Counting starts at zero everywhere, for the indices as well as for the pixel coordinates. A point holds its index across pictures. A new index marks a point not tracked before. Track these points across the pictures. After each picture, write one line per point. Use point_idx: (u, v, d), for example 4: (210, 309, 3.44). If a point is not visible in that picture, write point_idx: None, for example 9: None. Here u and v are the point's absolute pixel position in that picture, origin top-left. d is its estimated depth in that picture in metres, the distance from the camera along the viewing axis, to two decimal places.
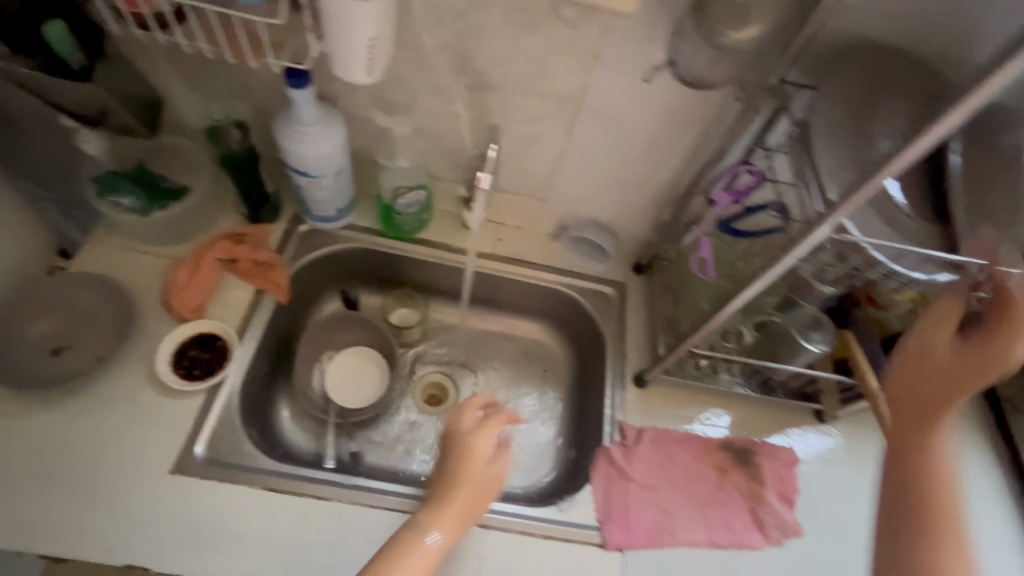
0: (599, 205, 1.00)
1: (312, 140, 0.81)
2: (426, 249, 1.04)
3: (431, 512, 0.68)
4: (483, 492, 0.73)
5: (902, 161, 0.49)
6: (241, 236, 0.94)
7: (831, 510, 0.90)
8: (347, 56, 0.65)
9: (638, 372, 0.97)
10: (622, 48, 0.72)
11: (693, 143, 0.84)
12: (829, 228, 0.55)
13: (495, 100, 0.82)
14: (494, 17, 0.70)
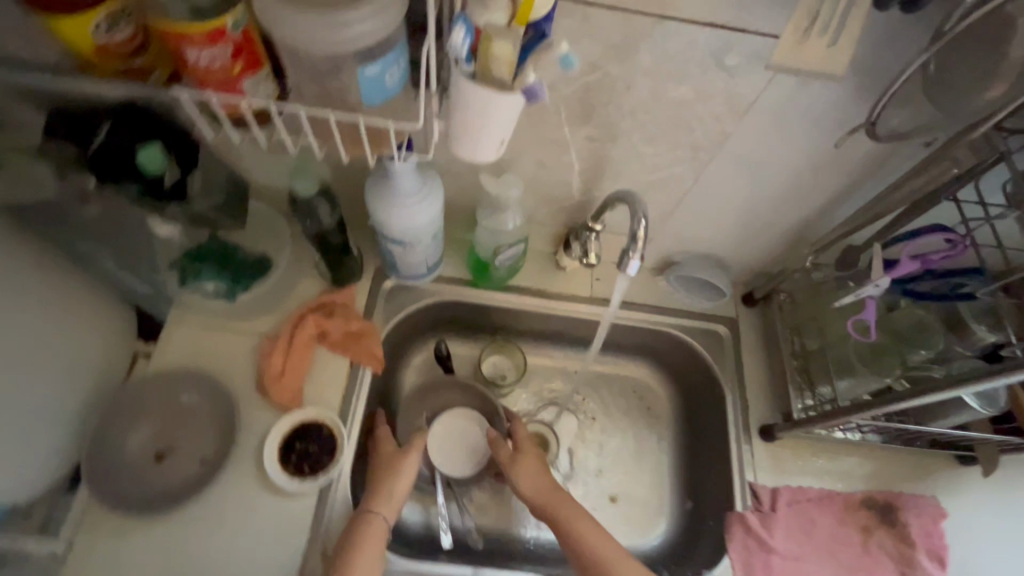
0: (713, 242, 0.90)
1: (412, 211, 0.72)
2: (519, 297, 0.95)
3: (367, 498, 0.76)
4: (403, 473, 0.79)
5: None
6: (328, 306, 0.86)
7: (987, 567, 0.84)
8: (477, 141, 0.54)
9: (765, 425, 0.89)
10: (786, 97, 0.60)
11: (845, 184, 0.73)
12: None
13: (617, 150, 0.71)
14: (635, 68, 0.59)
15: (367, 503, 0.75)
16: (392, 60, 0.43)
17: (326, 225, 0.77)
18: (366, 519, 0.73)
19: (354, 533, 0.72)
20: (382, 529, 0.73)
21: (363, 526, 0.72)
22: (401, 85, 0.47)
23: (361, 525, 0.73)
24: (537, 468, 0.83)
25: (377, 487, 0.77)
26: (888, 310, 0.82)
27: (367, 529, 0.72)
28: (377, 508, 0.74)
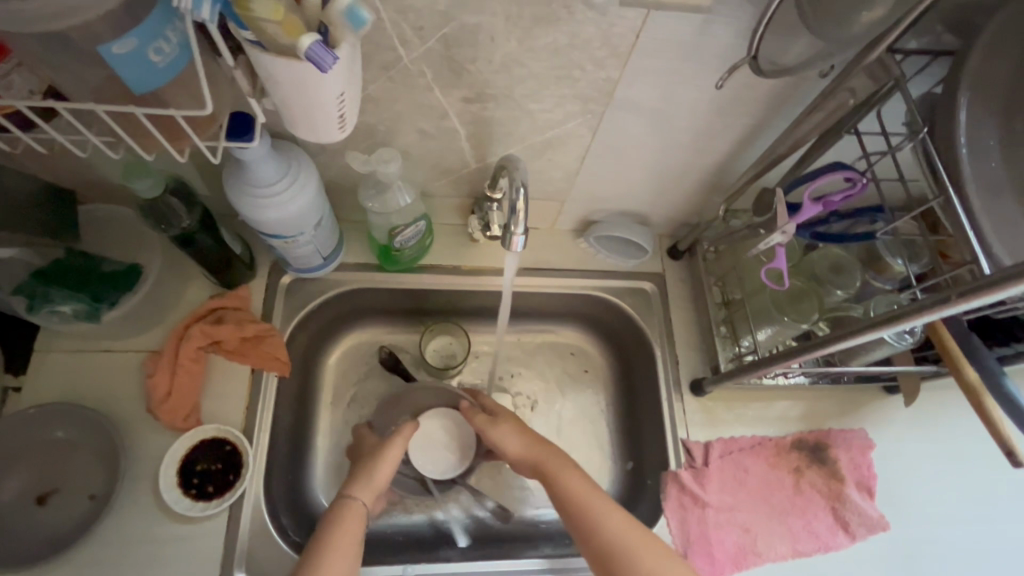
0: (628, 198, 0.85)
1: (280, 203, 0.64)
2: (432, 277, 0.89)
3: (345, 484, 0.71)
4: (387, 460, 0.74)
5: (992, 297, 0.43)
6: (217, 313, 0.78)
7: (915, 491, 0.86)
8: (312, 121, 0.46)
9: (695, 379, 0.88)
10: (668, 34, 0.54)
11: (749, 125, 0.68)
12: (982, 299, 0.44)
13: (500, 110, 0.64)
14: (495, 14, 0.51)
15: (342, 490, 0.70)
16: (151, 31, 0.35)
17: (189, 226, 0.68)
18: (342, 507, 0.67)
19: (327, 522, 0.66)
20: (359, 513, 0.67)
21: (339, 514, 0.66)
22: (180, 65, 0.38)
23: (338, 512, 0.67)
24: (518, 421, 0.77)
25: (361, 476, 0.72)
26: (807, 252, 0.80)
27: (342, 514, 0.66)
28: (354, 493, 0.69)
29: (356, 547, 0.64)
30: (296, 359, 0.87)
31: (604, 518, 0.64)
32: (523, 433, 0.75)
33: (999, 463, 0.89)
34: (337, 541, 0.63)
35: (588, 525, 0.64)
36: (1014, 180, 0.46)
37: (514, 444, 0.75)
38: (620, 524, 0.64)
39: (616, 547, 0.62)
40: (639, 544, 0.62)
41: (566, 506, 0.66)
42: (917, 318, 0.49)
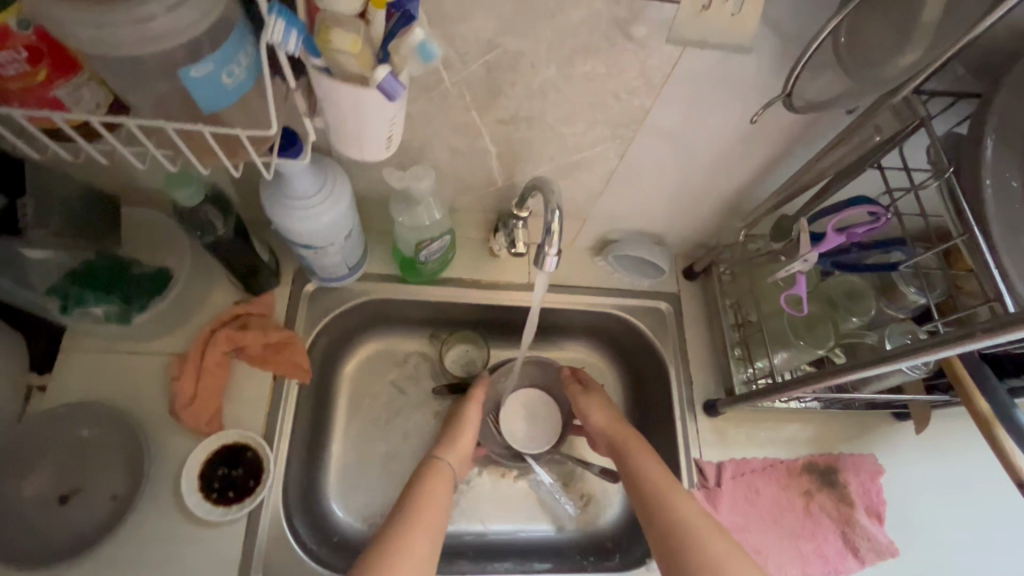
0: (649, 219, 0.87)
1: (314, 215, 0.65)
2: (453, 289, 0.90)
3: (437, 445, 0.78)
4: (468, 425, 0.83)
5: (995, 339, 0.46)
6: (243, 319, 0.79)
7: (923, 518, 0.87)
8: (358, 141, 0.48)
9: (709, 400, 0.89)
10: (703, 67, 0.56)
11: (772, 154, 0.69)
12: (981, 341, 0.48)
13: (532, 132, 0.66)
14: (537, 43, 0.53)
15: (435, 451, 0.77)
16: (226, 56, 0.36)
17: (223, 233, 0.69)
18: (434, 465, 0.75)
19: (422, 477, 0.72)
20: (447, 474, 0.74)
21: (432, 470, 0.73)
22: (247, 85, 0.39)
23: (430, 470, 0.74)
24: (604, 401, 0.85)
25: (450, 440, 0.79)
26: (823, 278, 0.81)
27: (433, 470, 0.74)
28: (445, 455, 0.77)
29: (444, 502, 0.70)
30: (314, 366, 0.88)
31: (680, 503, 0.68)
32: (611, 417, 0.83)
33: (1006, 492, 0.90)
34: (430, 492, 0.70)
35: (661, 506, 0.69)
36: None
37: (602, 420, 0.83)
38: (693, 512, 0.67)
39: (688, 530, 0.66)
40: (708, 533, 0.65)
41: (644, 488, 0.72)
42: (932, 352, 0.51)
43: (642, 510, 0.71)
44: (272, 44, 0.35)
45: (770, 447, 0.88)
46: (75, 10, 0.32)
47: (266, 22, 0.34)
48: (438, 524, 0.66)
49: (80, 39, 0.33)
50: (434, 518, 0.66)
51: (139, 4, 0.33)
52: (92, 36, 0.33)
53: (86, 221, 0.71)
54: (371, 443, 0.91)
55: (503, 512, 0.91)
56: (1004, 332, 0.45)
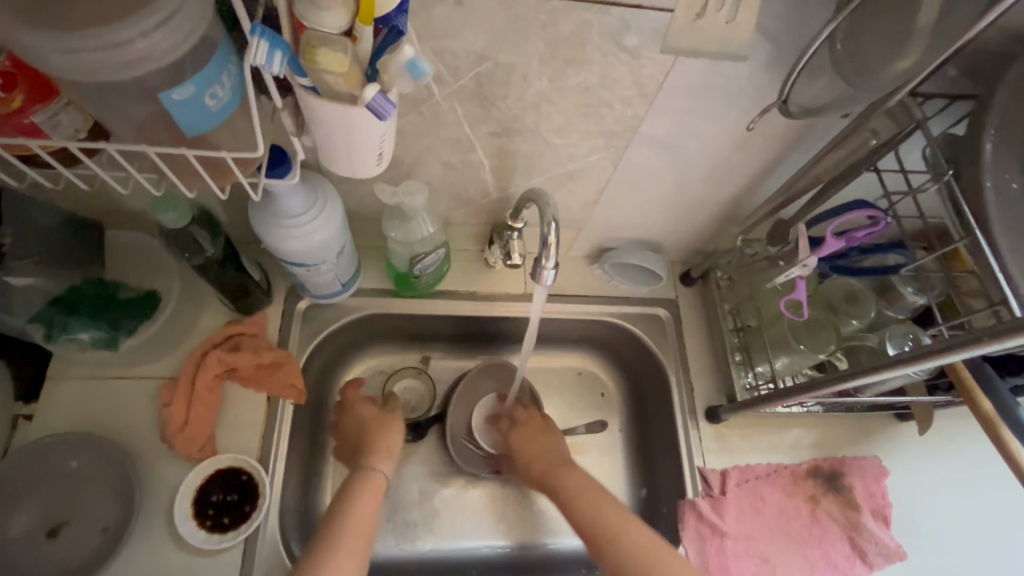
0: (644, 227, 0.86)
1: (306, 232, 0.64)
2: (448, 303, 0.89)
3: (364, 458, 0.76)
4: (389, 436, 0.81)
5: (988, 347, 0.47)
6: (235, 340, 0.77)
7: (930, 519, 0.86)
8: (350, 158, 0.46)
9: (711, 407, 0.88)
10: (696, 75, 0.55)
11: (767, 160, 0.69)
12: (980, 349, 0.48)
13: (525, 144, 0.65)
14: (529, 55, 0.52)
15: (365, 462, 0.75)
16: (208, 77, 0.35)
17: (211, 255, 0.68)
18: (365, 474, 0.73)
19: (349, 486, 0.71)
20: (380, 481, 0.73)
21: (362, 479, 0.72)
22: (232, 107, 0.38)
23: (362, 479, 0.72)
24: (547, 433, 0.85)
25: (374, 450, 0.77)
26: (821, 282, 0.81)
27: (365, 479, 0.72)
28: (375, 465, 0.75)
29: (371, 508, 0.69)
30: (310, 386, 0.86)
31: (630, 531, 0.68)
32: (546, 446, 0.83)
33: (1011, 489, 0.89)
34: (360, 500, 0.69)
35: (613, 539, 0.68)
36: None
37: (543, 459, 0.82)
38: (647, 539, 0.67)
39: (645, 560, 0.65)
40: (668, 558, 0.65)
41: (591, 522, 0.71)
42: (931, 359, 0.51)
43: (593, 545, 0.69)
44: (256, 65, 0.33)
45: (774, 453, 0.87)
46: (49, 35, 0.31)
47: (250, 44, 0.33)
48: (366, 531, 0.66)
49: (56, 65, 0.32)
50: (362, 527, 0.66)
51: (116, 28, 0.31)
52: (67, 61, 0.32)
53: (71, 244, 0.70)
54: None
55: (505, 528, 0.89)
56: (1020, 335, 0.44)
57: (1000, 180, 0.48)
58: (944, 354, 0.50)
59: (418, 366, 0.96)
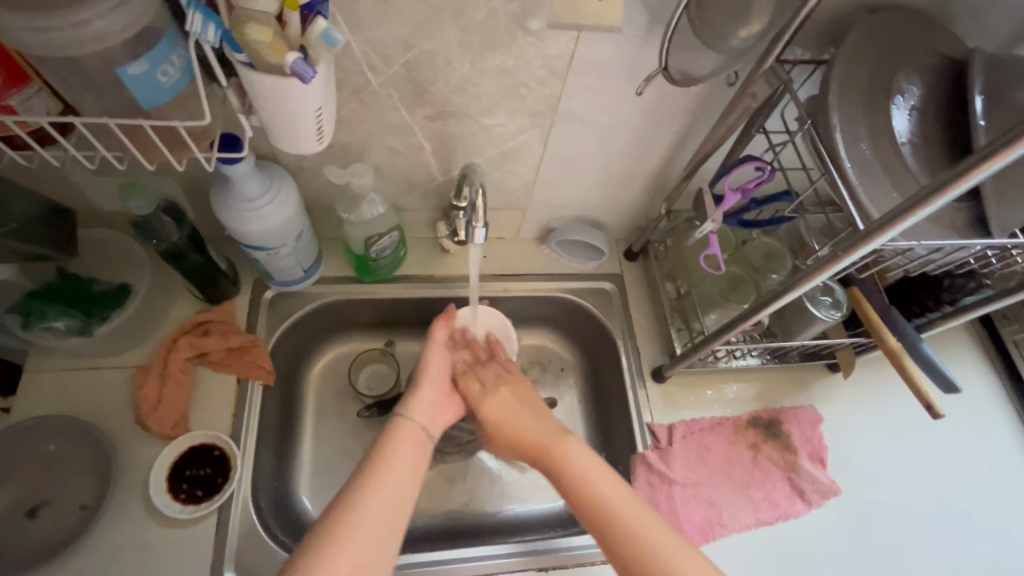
0: (584, 205, 0.94)
1: (263, 215, 0.70)
2: (408, 287, 0.95)
3: (401, 403, 0.76)
4: (431, 372, 0.80)
5: (846, 263, 0.55)
6: (204, 326, 0.83)
7: (863, 459, 0.93)
8: (293, 135, 0.53)
9: (655, 367, 0.95)
10: (596, 53, 0.64)
11: (678, 131, 0.78)
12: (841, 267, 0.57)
13: (459, 127, 0.73)
14: (449, 42, 0.60)
15: (398, 411, 0.74)
16: (159, 56, 0.42)
17: (177, 241, 0.74)
18: (399, 423, 0.72)
19: (387, 438, 0.70)
20: (415, 432, 0.71)
21: (397, 430, 0.70)
22: (183, 83, 0.45)
23: (395, 429, 0.71)
24: (520, 394, 0.80)
25: (410, 399, 0.76)
26: (742, 244, 0.89)
27: (398, 434, 0.70)
28: (409, 414, 0.74)
29: (407, 461, 0.68)
30: (280, 371, 0.91)
31: (600, 483, 0.68)
32: (513, 404, 0.79)
33: (934, 428, 0.97)
34: (394, 455, 0.67)
35: (583, 492, 0.68)
36: (882, 160, 0.56)
37: (528, 424, 0.76)
38: (608, 489, 0.67)
39: (608, 513, 0.66)
40: (629, 509, 0.66)
41: (568, 479, 0.69)
42: (810, 279, 0.60)
43: (572, 502, 0.69)
44: (194, 34, 0.41)
45: (718, 407, 0.94)
46: (21, 18, 0.38)
47: (189, 19, 0.40)
48: (406, 493, 0.65)
49: (28, 43, 0.39)
50: (396, 488, 0.64)
51: (78, 10, 0.39)
52: (37, 39, 0.39)
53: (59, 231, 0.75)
54: (340, 442, 0.94)
55: (472, 496, 0.95)
56: (892, 225, 0.50)
57: (851, 123, 0.56)
58: (818, 275, 0.59)
59: (383, 349, 1.01)
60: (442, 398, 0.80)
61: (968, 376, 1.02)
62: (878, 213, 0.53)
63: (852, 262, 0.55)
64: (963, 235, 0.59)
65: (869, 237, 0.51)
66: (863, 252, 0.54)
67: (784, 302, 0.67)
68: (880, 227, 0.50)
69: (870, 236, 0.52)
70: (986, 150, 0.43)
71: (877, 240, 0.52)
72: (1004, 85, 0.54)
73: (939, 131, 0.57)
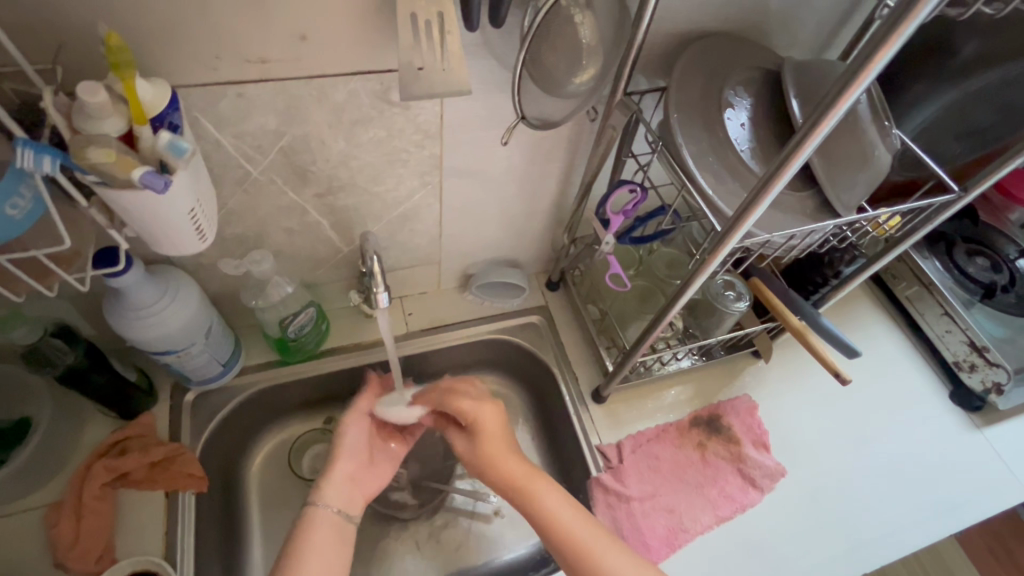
0: (494, 247, 0.97)
1: (158, 320, 0.68)
2: (336, 359, 0.94)
3: (315, 487, 0.71)
4: (349, 442, 0.77)
5: (709, 267, 0.61)
6: (121, 444, 0.78)
7: (802, 436, 0.98)
8: (172, 240, 0.53)
9: (594, 389, 0.97)
10: (462, 113, 0.68)
11: (562, 168, 0.83)
12: (713, 267, 0.62)
13: (351, 198, 0.75)
14: (320, 124, 0.63)
15: (311, 495, 0.70)
16: (6, 192, 0.42)
17: (74, 362, 0.71)
18: (312, 513, 0.68)
19: (300, 533, 0.67)
20: (327, 521, 0.68)
21: (310, 521, 0.68)
22: (38, 213, 0.45)
23: (305, 521, 0.68)
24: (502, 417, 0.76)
25: (323, 478, 0.72)
26: (645, 257, 0.95)
27: (313, 525, 0.67)
28: (323, 498, 0.69)
29: (328, 556, 0.65)
30: (214, 473, 0.86)
31: (565, 517, 0.69)
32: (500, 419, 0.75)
33: (856, 391, 1.04)
34: (309, 548, 0.65)
35: (573, 548, 0.67)
36: (726, 167, 0.62)
37: (506, 464, 0.72)
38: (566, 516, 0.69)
39: (591, 554, 0.66)
40: (599, 542, 0.67)
41: (541, 518, 0.69)
42: (693, 282, 0.65)
43: (547, 542, 0.69)
44: (30, 168, 0.41)
45: (663, 416, 0.97)
46: None
47: (21, 155, 0.41)
48: None
49: None
50: None
51: None
52: None
53: None
54: (291, 536, 0.89)
55: (440, 560, 0.92)
56: (738, 227, 0.55)
57: (694, 139, 0.62)
58: (695, 278, 0.64)
59: (322, 428, 0.98)
60: (361, 469, 0.76)
61: (878, 336, 1.11)
62: (730, 211, 0.59)
63: (721, 260, 0.60)
64: (818, 217, 0.65)
65: (718, 248, 0.58)
66: (725, 252, 0.59)
67: (681, 305, 0.72)
68: (733, 224, 0.55)
69: (724, 237, 0.57)
70: (803, 131, 0.47)
71: (727, 248, 0.58)
72: (812, 85, 0.62)
73: (769, 133, 0.65)
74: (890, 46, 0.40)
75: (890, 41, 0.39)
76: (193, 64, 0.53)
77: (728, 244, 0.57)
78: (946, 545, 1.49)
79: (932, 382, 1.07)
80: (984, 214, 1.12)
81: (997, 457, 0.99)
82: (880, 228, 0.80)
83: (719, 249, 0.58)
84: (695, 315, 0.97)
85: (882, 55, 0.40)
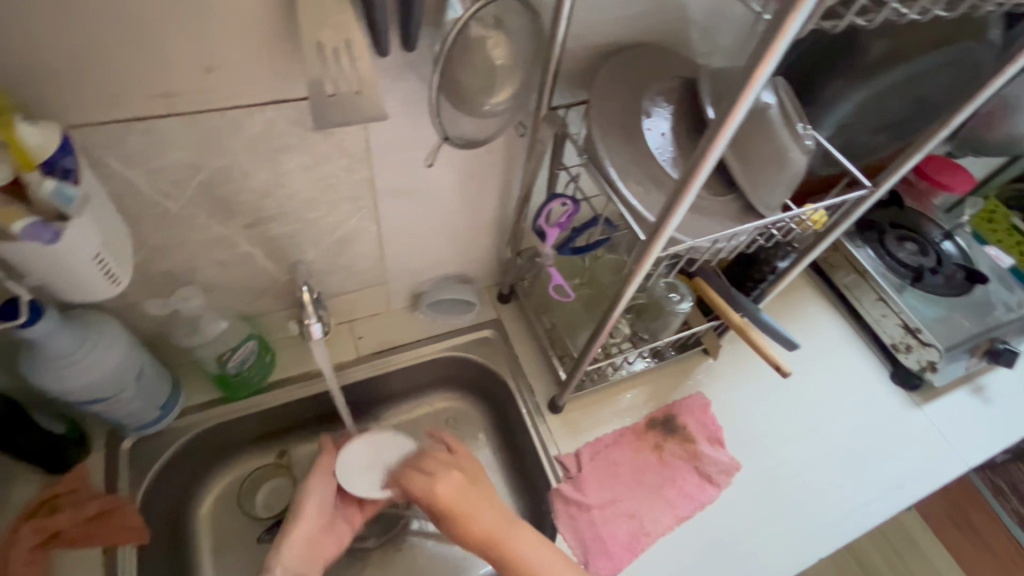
0: (441, 265, 0.96)
1: (81, 368, 0.65)
2: (283, 390, 0.91)
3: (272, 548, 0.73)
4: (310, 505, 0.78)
5: (638, 275, 0.63)
6: (48, 503, 0.72)
7: (755, 428, 1.00)
8: (77, 288, 0.50)
9: (550, 399, 0.97)
10: (388, 136, 0.67)
11: (499, 183, 0.83)
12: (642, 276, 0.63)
13: (283, 227, 0.73)
14: (240, 155, 0.61)
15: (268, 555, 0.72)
16: None
17: None
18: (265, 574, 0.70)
19: None
20: None
21: None
22: None
23: None
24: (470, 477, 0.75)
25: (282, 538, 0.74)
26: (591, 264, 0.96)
27: None
28: (279, 558, 0.72)
29: None
30: (158, 521, 0.82)
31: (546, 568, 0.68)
32: (466, 487, 0.73)
33: (803, 380, 1.08)
34: None
35: None
36: (651, 176, 0.64)
37: (478, 521, 0.70)
38: (549, 565, 0.69)
39: None
40: None
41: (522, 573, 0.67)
42: (625, 290, 0.66)
43: None
44: None
45: (620, 422, 0.98)
46: None
47: None
48: None
49: None
50: None
51: None
52: None
53: None
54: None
55: None
56: (658, 238, 0.57)
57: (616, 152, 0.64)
58: (628, 286, 0.65)
59: (275, 462, 0.95)
60: (321, 534, 0.77)
61: (821, 324, 1.15)
62: (651, 218, 0.60)
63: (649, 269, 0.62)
64: (742, 219, 0.67)
65: (642, 259, 0.60)
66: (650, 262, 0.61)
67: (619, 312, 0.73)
68: (652, 235, 0.57)
69: (647, 247, 0.58)
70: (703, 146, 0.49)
71: (650, 258, 0.60)
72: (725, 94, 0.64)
73: (691, 140, 0.66)
74: (769, 58, 0.42)
75: (769, 53, 0.41)
76: (92, 102, 0.51)
77: (651, 254, 0.59)
78: (908, 517, 1.54)
79: (874, 365, 1.11)
80: (912, 199, 1.19)
81: (936, 432, 1.04)
82: (808, 223, 0.80)
83: (643, 260, 0.60)
84: (643, 318, 0.98)
85: (763, 68, 0.43)
